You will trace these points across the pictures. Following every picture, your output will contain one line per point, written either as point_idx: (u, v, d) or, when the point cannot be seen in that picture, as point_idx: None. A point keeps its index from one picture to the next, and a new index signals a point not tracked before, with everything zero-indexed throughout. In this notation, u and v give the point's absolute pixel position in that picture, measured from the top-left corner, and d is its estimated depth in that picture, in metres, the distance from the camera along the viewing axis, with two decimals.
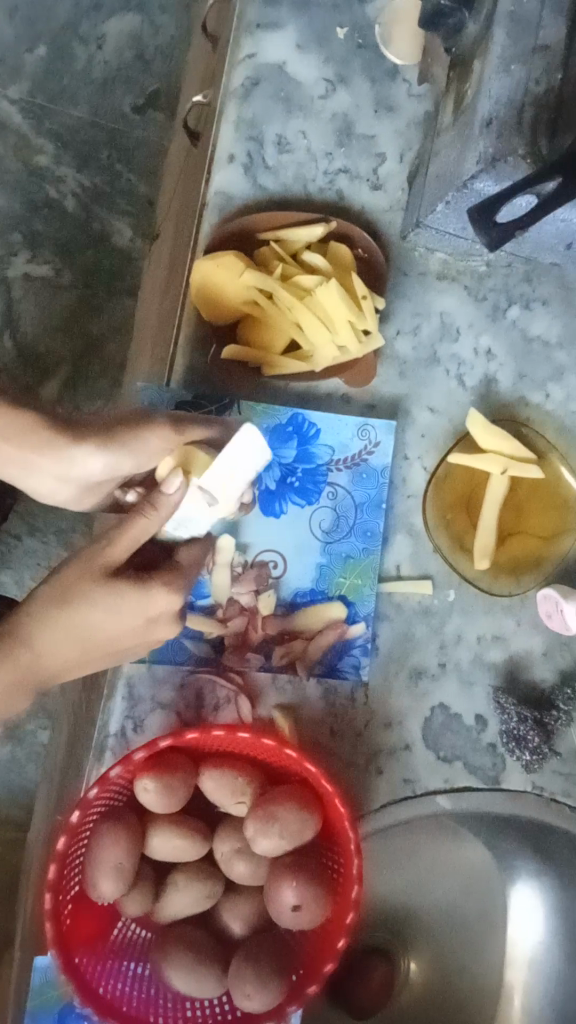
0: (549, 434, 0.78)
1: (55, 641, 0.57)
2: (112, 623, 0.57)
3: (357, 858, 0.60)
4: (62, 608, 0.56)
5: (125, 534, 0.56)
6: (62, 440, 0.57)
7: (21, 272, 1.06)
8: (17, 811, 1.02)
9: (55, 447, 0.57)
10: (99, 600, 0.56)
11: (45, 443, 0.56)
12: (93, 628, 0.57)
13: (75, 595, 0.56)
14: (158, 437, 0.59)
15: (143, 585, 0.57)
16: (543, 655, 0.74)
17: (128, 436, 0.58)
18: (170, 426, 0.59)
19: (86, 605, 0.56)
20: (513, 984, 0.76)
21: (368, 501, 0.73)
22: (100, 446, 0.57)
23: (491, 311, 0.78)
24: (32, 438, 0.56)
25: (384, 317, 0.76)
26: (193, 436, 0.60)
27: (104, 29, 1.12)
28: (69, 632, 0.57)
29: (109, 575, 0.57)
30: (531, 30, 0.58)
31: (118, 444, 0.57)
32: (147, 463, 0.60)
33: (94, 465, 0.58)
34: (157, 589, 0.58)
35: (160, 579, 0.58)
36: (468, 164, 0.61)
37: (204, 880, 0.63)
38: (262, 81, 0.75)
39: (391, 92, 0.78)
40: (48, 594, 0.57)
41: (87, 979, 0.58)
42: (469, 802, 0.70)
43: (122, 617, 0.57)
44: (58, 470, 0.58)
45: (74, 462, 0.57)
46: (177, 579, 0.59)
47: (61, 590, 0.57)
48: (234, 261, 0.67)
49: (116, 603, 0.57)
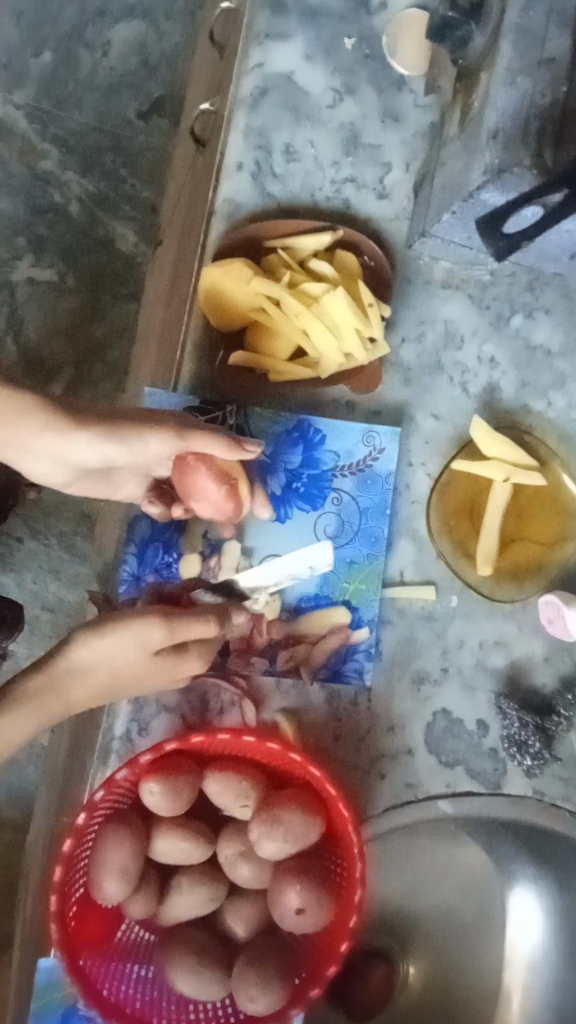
0: (552, 441, 0.78)
1: (83, 688, 0.62)
2: (140, 686, 0.62)
3: (360, 861, 0.60)
4: (97, 664, 0.61)
5: (179, 624, 0.61)
6: (66, 426, 0.58)
7: (25, 275, 1.07)
8: (17, 812, 1.03)
9: (54, 430, 0.58)
10: (134, 667, 0.61)
11: (46, 428, 0.58)
12: (123, 678, 0.62)
13: (112, 655, 0.61)
14: (157, 438, 0.60)
15: (180, 652, 0.63)
16: (544, 661, 0.74)
17: (128, 430, 0.59)
18: (172, 428, 0.61)
19: (120, 665, 0.61)
20: (511, 986, 0.76)
21: (372, 506, 0.73)
22: (101, 436, 0.59)
23: (495, 319, 0.78)
24: (35, 421, 0.57)
25: (390, 325, 0.76)
26: (192, 440, 0.61)
27: (109, 35, 1.13)
28: (97, 685, 0.62)
29: (152, 655, 0.61)
30: (538, 43, 0.59)
31: (117, 437, 0.59)
32: (145, 457, 0.62)
33: (96, 452, 0.60)
34: (189, 654, 0.63)
35: (193, 647, 0.64)
36: (475, 175, 0.62)
37: (208, 883, 0.63)
38: (270, 90, 0.76)
39: (397, 102, 0.78)
40: (88, 649, 0.61)
41: (92, 980, 0.58)
42: (471, 806, 0.71)
43: (151, 678, 0.62)
44: (59, 454, 0.60)
45: (77, 448, 0.59)
46: (208, 647, 0.64)
47: (100, 652, 0.61)
48: (242, 267, 0.68)
49: (149, 670, 0.62)
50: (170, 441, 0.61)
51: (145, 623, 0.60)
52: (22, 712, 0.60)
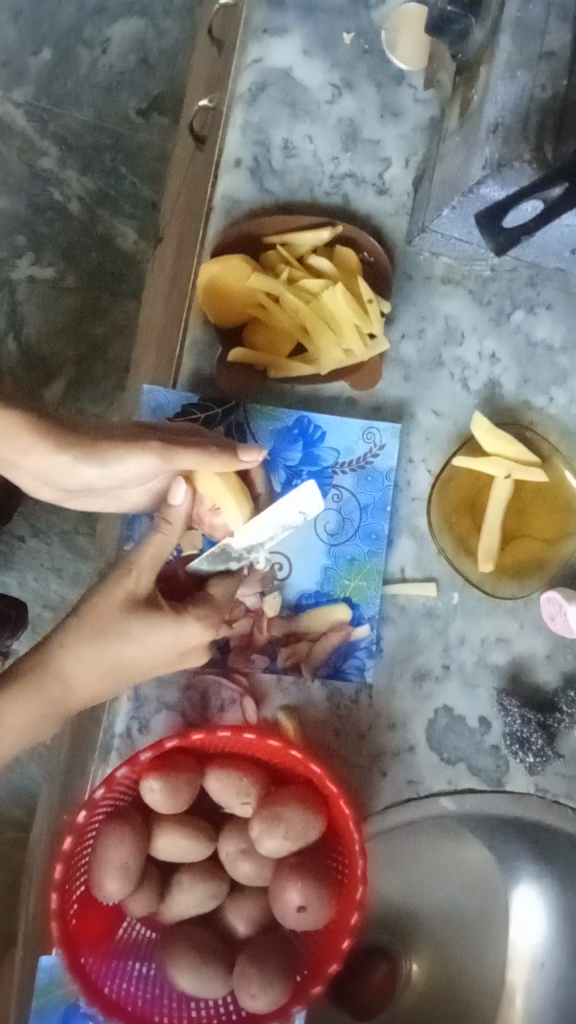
0: (553, 437, 0.78)
1: (81, 669, 0.60)
2: (145, 655, 0.61)
3: (361, 859, 0.60)
4: (94, 639, 0.60)
5: (144, 557, 0.61)
6: (49, 445, 0.54)
7: (26, 274, 1.07)
8: (20, 811, 1.03)
9: (37, 447, 0.54)
10: (134, 632, 0.61)
11: (30, 446, 0.54)
12: (123, 656, 0.60)
13: (109, 626, 0.60)
14: (143, 458, 0.57)
15: (179, 617, 0.62)
16: (546, 657, 0.74)
17: (110, 451, 0.56)
18: (158, 447, 0.58)
19: (117, 637, 0.60)
20: (514, 983, 0.76)
21: (373, 504, 0.73)
22: (83, 455, 0.55)
23: (495, 315, 0.78)
24: (18, 437, 0.53)
25: (389, 321, 0.76)
26: (176, 460, 0.59)
27: (108, 32, 1.13)
28: (98, 660, 0.60)
29: (144, 606, 0.61)
30: (537, 36, 0.59)
31: (99, 457, 0.56)
32: (126, 474, 0.59)
33: (80, 471, 0.56)
34: (190, 622, 0.62)
35: (194, 610, 0.63)
36: (474, 169, 0.62)
37: (209, 880, 0.63)
38: (268, 85, 0.76)
39: (397, 97, 0.78)
40: (84, 626, 0.60)
41: (93, 979, 0.58)
42: (473, 803, 0.71)
43: (153, 644, 0.61)
44: (44, 468, 0.56)
45: (60, 465, 0.56)
46: (209, 611, 0.64)
47: (95, 624, 0.60)
48: (241, 265, 0.68)
49: (150, 632, 0.61)
50: (155, 462, 0.58)
51: (118, 577, 0.61)
52: (22, 696, 0.57)
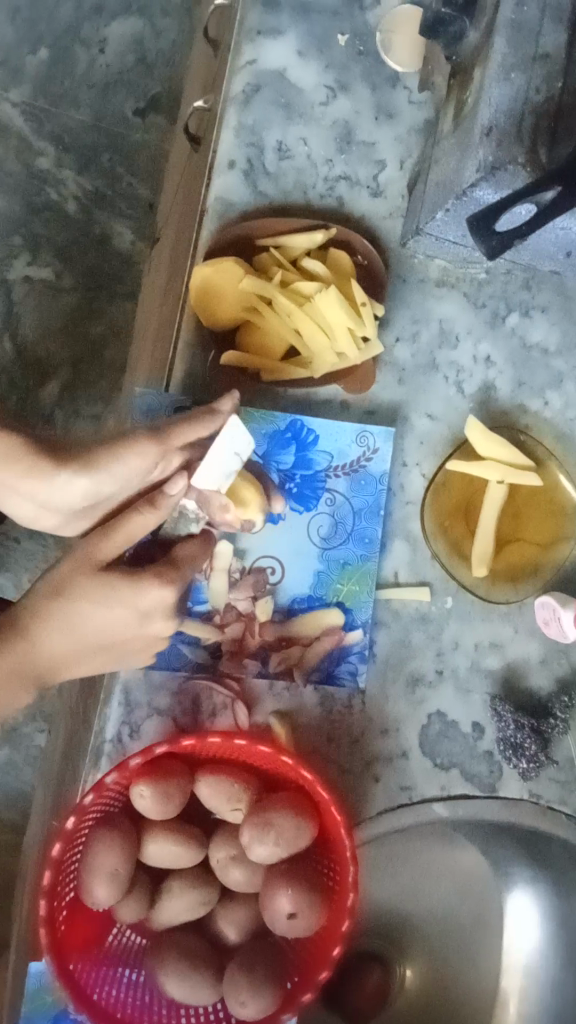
0: (548, 441, 0.78)
1: (49, 632, 0.56)
2: (104, 621, 0.57)
3: (352, 866, 0.60)
4: (54, 602, 0.56)
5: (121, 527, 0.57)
6: (44, 465, 0.52)
7: (22, 274, 1.06)
8: (14, 813, 1.02)
9: (32, 472, 0.52)
10: (92, 593, 0.56)
11: (28, 467, 0.52)
12: (87, 621, 0.57)
13: (69, 589, 0.56)
14: (140, 458, 0.56)
15: (137, 579, 0.57)
16: (540, 662, 0.74)
17: (105, 457, 0.54)
18: (150, 441, 0.57)
19: (80, 601, 0.56)
20: (507, 989, 0.75)
21: (366, 507, 0.73)
22: (81, 472, 0.53)
23: (490, 318, 0.78)
24: (13, 462, 0.52)
25: (384, 323, 0.76)
26: (172, 444, 0.58)
27: (105, 32, 1.12)
28: (62, 625, 0.57)
29: (104, 571, 0.57)
30: (531, 38, 0.58)
31: (97, 468, 0.54)
32: (126, 482, 0.57)
33: (79, 490, 0.54)
34: (149, 584, 0.57)
35: (153, 572, 0.58)
36: (468, 172, 0.61)
37: (200, 886, 0.63)
38: (262, 87, 0.75)
39: (391, 98, 0.78)
40: (46, 591, 0.56)
41: (82, 985, 0.58)
42: (466, 809, 0.70)
43: (113, 608, 0.56)
44: (40, 494, 0.54)
45: (60, 489, 0.54)
46: (172, 573, 0.59)
47: (55, 584, 0.56)
48: (234, 268, 0.68)
49: (107, 598, 0.56)
50: (157, 454, 0.57)
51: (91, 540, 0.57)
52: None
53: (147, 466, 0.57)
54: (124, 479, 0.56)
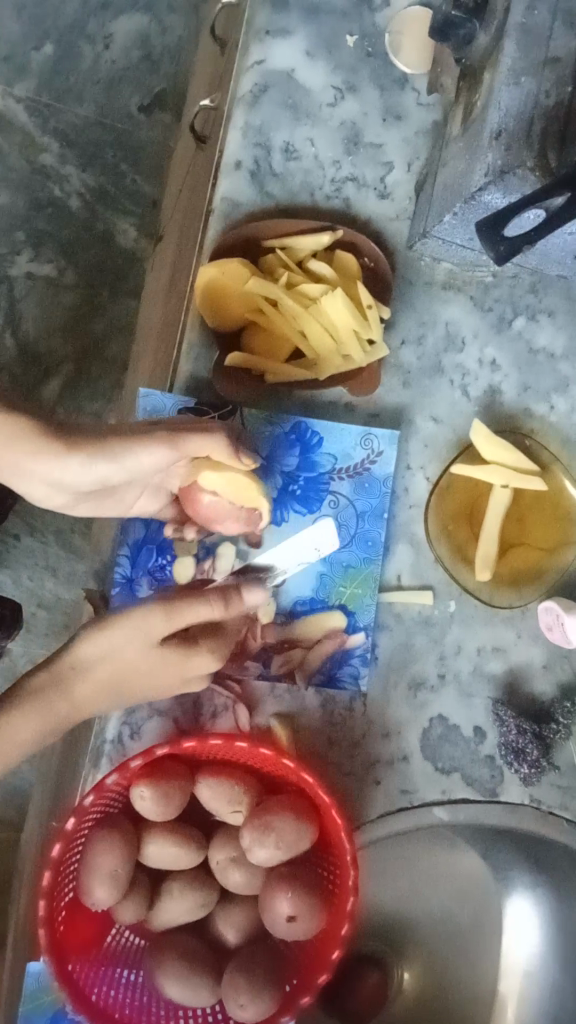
0: (553, 445, 0.78)
1: (94, 685, 0.60)
2: (152, 678, 0.61)
3: (353, 869, 0.60)
4: (106, 662, 0.60)
5: (178, 611, 0.61)
6: (59, 448, 0.53)
7: (25, 271, 1.06)
8: (12, 811, 1.02)
9: (46, 455, 0.53)
10: (146, 658, 0.61)
11: (41, 449, 0.53)
12: (134, 679, 0.61)
13: (124, 652, 0.60)
14: (152, 450, 0.57)
15: (187, 648, 0.62)
16: (542, 667, 0.74)
17: (119, 446, 0.56)
18: (163, 439, 0.57)
19: (132, 661, 0.60)
20: (506, 994, 0.75)
21: (370, 510, 0.73)
22: (97, 456, 0.55)
23: (496, 322, 0.78)
24: (27, 444, 0.52)
25: (389, 326, 0.75)
26: (187, 447, 0.59)
27: (112, 29, 1.12)
28: (109, 680, 0.60)
29: (157, 643, 0.61)
30: (542, 42, 0.58)
31: (111, 454, 0.55)
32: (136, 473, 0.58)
33: (94, 473, 0.55)
34: (198, 653, 0.62)
35: (202, 642, 0.63)
36: (477, 176, 0.61)
37: (199, 888, 0.63)
38: (270, 87, 0.75)
39: (400, 100, 0.77)
40: (96, 648, 0.60)
41: (80, 986, 0.58)
42: (467, 814, 0.70)
43: (164, 670, 0.62)
44: (55, 477, 0.55)
45: (74, 471, 0.55)
46: (218, 642, 0.64)
47: (108, 649, 0.60)
48: (239, 268, 0.67)
49: (158, 661, 0.61)
50: (169, 453, 0.58)
51: (145, 610, 0.61)
52: (24, 712, 0.57)
53: (160, 461, 0.58)
54: (134, 469, 0.57)
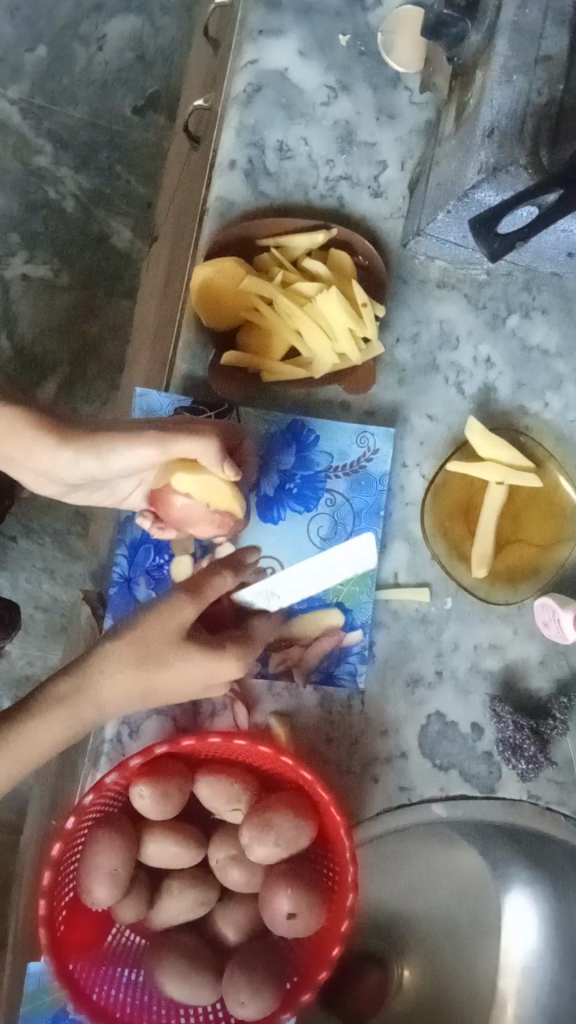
0: (548, 442, 0.78)
1: (119, 691, 0.59)
2: (180, 684, 0.59)
3: (352, 866, 0.60)
4: (136, 665, 0.58)
5: (204, 594, 0.61)
6: (50, 440, 0.54)
7: (20, 272, 1.06)
8: (10, 813, 1.02)
9: (37, 445, 0.54)
10: (174, 662, 0.59)
11: (33, 439, 0.54)
12: (162, 685, 0.59)
13: (152, 659, 0.59)
14: (141, 447, 0.56)
15: (215, 655, 0.60)
16: (539, 664, 0.74)
17: (104, 443, 0.55)
18: (152, 437, 0.56)
19: (159, 668, 0.59)
20: (505, 991, 0.75)
21: (366, 508, 0.73)
22: (86, 451, 0.55)
23: (490, 319, 0.78)
24: (18, 434, 0.54)
25: (384, 325, 0.76)
26: (175, 450, 0.57)
27: (104, 30, 1.12)
28: (136, 685, 0.59)
29: (184, 640, 0.60)
30: (533, 41, 0.58)
31: (99, 450, 0.55)
32: (123, 470, 0.57)
33: (82, 468, 0.56)
34: (226, 659, 0.60)
35: (231, 648, 0.61)
36: (470, 174, 0.61)
37: (199, 887, 0.63)
38: (264, 87, 0.75)
39: (392, 99, 0.78)
40: (122, 651, 0.59)
41: (81, 985, 0.58)
42: (465, 810, 0.70)
43: (192, 676, 0.59)
44: (49, 466, 0.56)
45: (67, 464, 0.56)
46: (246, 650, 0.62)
47: (137, 653, 0.59)
48: (233, 267, 0.68)
49: (184, 667, 0.59)
50: (156, 453, 0.56)
51: (175, 603, 0.60)
52: (49, 718, 0.57)
53: (148, 460, 0.57)
54: (119, 464, 0.56)
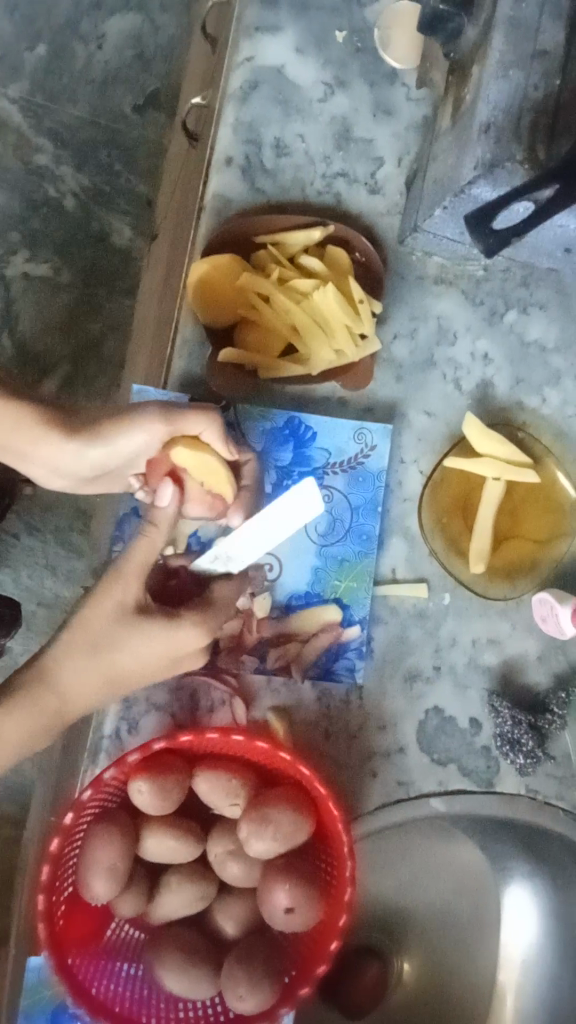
0: (546, 438, 0.78)
1: (79, 678, 0.58)
2: (138, 662, 0.58)
3: (350, 860, 0.60)
4: (88, 651, 0.58)
5: (133, 561, 0.58)
6: (56, 432, 0.59)
7: (21, 271, 1.06)
8: (14, 809, 1.03)
9: (46, 438, 0.59)
10: (127, 640, 0.58)
11: (39, 432, 0.59)
12: (121, 667, 0.58)
13: (104, 638, 0.58)
14: (143, 431, 0.58)
15: (169, 621, 0.58)
16: (537, 658, 0.74)
17: (108, 430, 0.59)
18: (155, 418, 0.58)
19: (113, 647, 0.58)
20: (505, 983, 0.76)
21: (364, 504, 0.73)
22: (89, 440, 0.58)
23: (488, 315, 0.78)
24: (29, 428, 0.59)
25: (381, 321, 0.76)
26: (180, 429, 0.59)
27: (104, 28, 1.12)
28: (93, 668, 0.58)
29: (132, 615, 0.58)
30: (530, 35, 0.58)
31: (103, 438, 0.58)
32: (129, 457, 0.60)
33: (88, 457, 0.59)
34: (182, 625, 0.58)
35: (189, 615, 0.59)
36: (466, 169, 0.61)
37: (198, 882, 0.63)
38: (261, 84, 0.75)
39: (390, 95, 0.78)
40: (76, 636, 0.58)
41: (80, 979, 0.58)
42: (463, 804, 0.71)
43: (149, 650, 0.58)
44: (55, 460, 0.60)
45: (72, 454, 0.59)
46: (207, 616, 0.60)
47: (89, 635, 0.58)
48: (229, 265, 0.69)
49: (139, 641, 0.58)
50: (162, 432, 0.59)
51: (114, 579, 0.58)
52: (13, 710, 0.57)
53: (153, 443, 0.59)
54: (124, 450, 0.59)
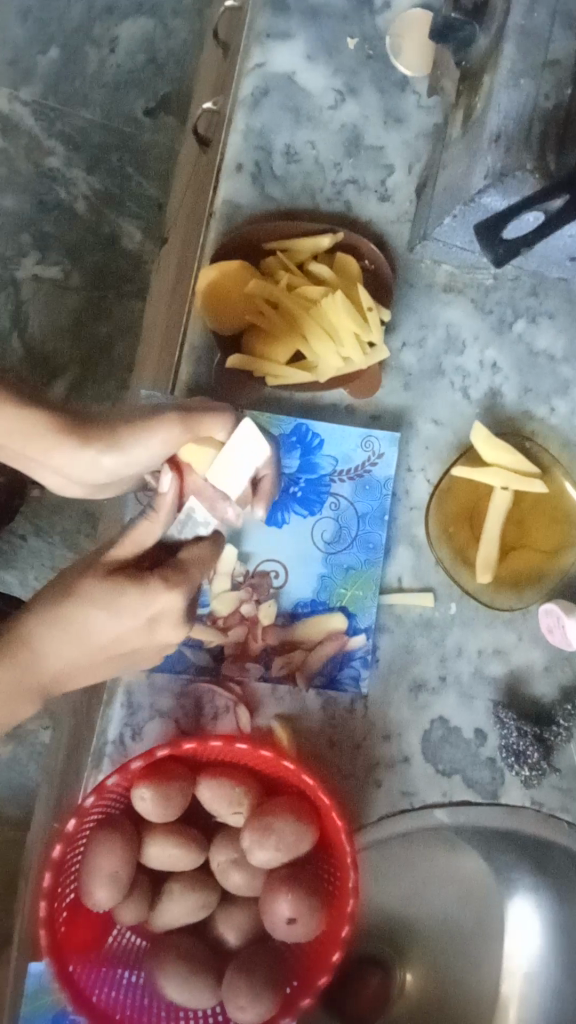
0: (554, 448, 0.78)
1: (57, 645, 0.55)
2: (113, 630, 0.56)
3: (353, 870, 0.60)
4: (59, 605, 0.55)
5: (128, 535, 0.57)
6: (69, 441, 0.54)
7: (31, 273, 1.07)
8: (18, 811, 1.03)
9: (57, 447, 0.54)
10: (98, 600, 0.55)
11: (52, 442, 0.53)
12: (96, 634, 0.56)
13: (76, 595, 0.55)
14: (160, 437, 0.56)
15: (143, 583, 0.56)
16: (543, 669, 0.74)
17: (125, 435, 0.55)
18: (173, 421, 0.57)
19: (85, 603, 0.55)
20: (508, 995, 0.74)
21: (371, 512, 0.73)
22: (106, 448, 0.54)
23: (497, 324, 0.78)
24: (36, 435, 0.53)
25: (390, 329, 0.76)
26: (195, 430, 0.58)
27: (116, 33, 1.12)
28: (71, 635, 0.55)
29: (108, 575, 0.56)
30: (541, 45, 0.58)
31: (120, 445, 0.55)
32: (143, 462, 0.57)
33: (103, 467, 0.55)
34: (156, 587, 0.56)
35: (160, 576, 0.56)
36: (476, 179, 0.61)
37: (200, 890, 0.63)
38: (271, 90, 0.75)
39: (400, 103, 0.78)
40: (52, 592, 0.56)
41: (81, 986, 0.58)
42: (467, 815, 0.70)
43: (124, 616, 0.55)
44: (65, 470, 0.55)
45: (86, 464, 0.55)
46: (181, 580, 0.57)
47: (62, 589, 0.56)
48: (239, 270, 0.69)
49: (112, 603, 0.55)
50: (179, 434, 0.57)
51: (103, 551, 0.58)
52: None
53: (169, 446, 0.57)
54: (144, 456, 0.56)
